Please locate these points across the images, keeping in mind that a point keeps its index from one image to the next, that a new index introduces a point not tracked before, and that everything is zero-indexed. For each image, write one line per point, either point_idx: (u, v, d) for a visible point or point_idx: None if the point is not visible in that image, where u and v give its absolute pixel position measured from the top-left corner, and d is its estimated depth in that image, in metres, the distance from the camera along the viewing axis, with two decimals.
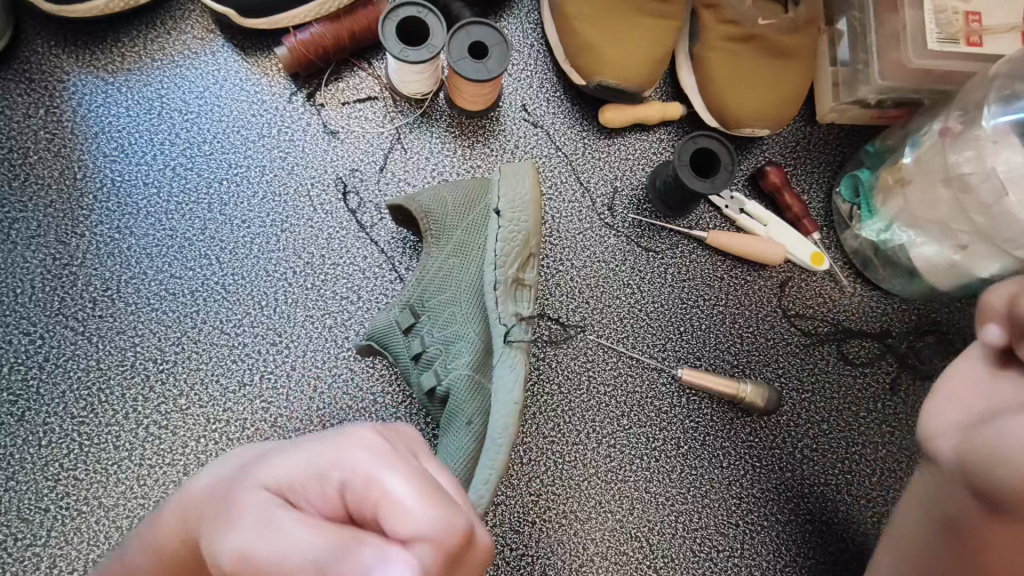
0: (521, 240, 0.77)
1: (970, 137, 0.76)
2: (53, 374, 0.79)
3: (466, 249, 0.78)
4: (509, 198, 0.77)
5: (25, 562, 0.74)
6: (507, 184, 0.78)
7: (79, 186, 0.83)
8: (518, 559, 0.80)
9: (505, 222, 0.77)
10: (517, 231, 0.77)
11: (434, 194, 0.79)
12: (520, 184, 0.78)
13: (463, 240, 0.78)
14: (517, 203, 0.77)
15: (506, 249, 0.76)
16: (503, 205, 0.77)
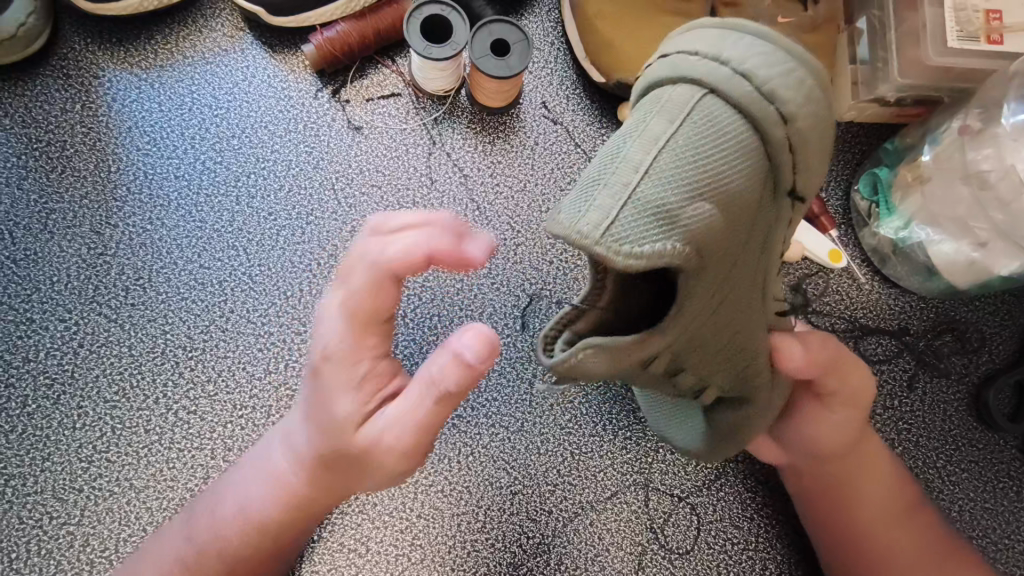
0: (812, 165, 0.63)
1: (989, 134, 0.77)
2: (87, 359, 0.81)
3: (704, 149, 0.58)
4: (796, 79, 0.60)
5: (59, 539, 0.77)
6: (750, 69, 0.59)
7: (114, 178, 0.86)
8: (535, 547, 0.81)
9: (802, 144, 0.61)
10: (816, 135, 0.62)
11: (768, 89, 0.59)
12: (776, 59, 0.60)
13: (750, 196, 0.61)
14: (795, 104, 0.60)
15: (808, 176, 0.64)
16: (788, 107, 0.59)
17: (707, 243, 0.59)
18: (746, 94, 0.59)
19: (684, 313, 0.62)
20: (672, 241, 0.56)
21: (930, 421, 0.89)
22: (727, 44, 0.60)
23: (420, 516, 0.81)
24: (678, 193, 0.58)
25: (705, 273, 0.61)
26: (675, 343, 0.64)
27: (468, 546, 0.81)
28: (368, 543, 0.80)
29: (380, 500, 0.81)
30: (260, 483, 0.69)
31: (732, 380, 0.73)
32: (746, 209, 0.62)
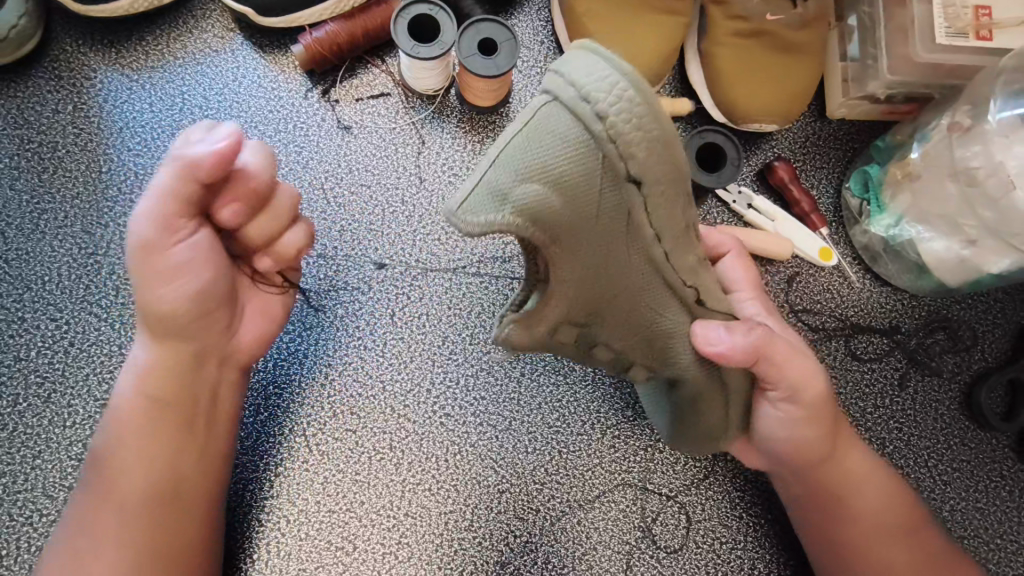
0: (671, 204, 0.58)
1: (977, 132, 0.76)
2: (78, 358, 0.82)
3: (556, 144, 0.55)
4: (620, 105, 0.53)
5: (50, 537, 0.78)
6: (601, 89, 0.53)
7: (104, 179, 0.86)
8: (522, 546, 0.81)
9: (650, 186, 0.56)
10: (663, 182, 0.56)
11: (587, 76, 0.53)
12: (620, 85, 0.53)
13: (601, 206, 0.57)
14: (638, 129, 0.53)
15: (652, 211, 0.58)
16: (603, 104, 0.53)
17: (548, 228, 0.58)
18: (605, 104, 0.53)
19: (582, 283, 0.64)
20: (501, 222, 0.56)
21: (922, 419, 0.88)
22: (593, 69, 0.53)
23: (407, 514, 0.81)
24: (512, 175, 0.56)
25: (567, 249, 0.60)
26: (577, 307, 0.67)
27: (455, 545, 0.81)
28: (355, 540, 0.80)
29: (367, 498, 0.81)
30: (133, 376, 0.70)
31: (655, 353, 0.70)
32: (615, 213, 0.58)
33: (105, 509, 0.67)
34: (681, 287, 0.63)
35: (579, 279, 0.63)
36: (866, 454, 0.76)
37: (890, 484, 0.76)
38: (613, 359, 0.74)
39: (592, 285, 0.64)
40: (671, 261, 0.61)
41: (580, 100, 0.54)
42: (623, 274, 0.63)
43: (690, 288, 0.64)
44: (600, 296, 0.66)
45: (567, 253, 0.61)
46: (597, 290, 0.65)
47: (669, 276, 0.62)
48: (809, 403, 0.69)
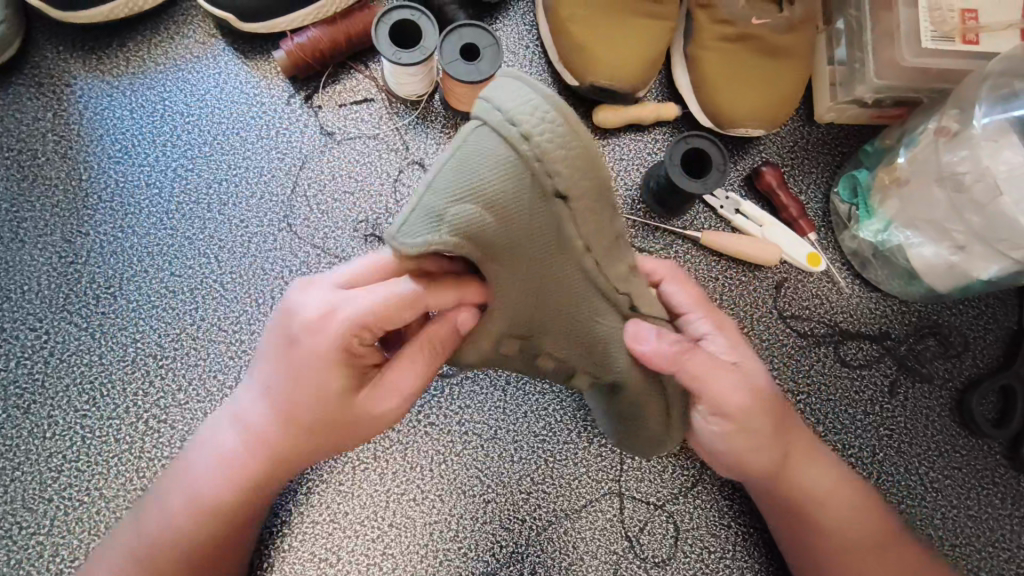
0: (600, 218, 0.59)
1: (965, 136, 0.75)
2: (58, 368, 0.81)
3: (486, 167, 0.54)
4: (547, 126, 0.53)
5: (29, 550, 0.77)
6: (526, 110, 0.53)
7: (85, 187, 0.86)
8: (508, 556, 0.80)
9: (579, 202, 0.56)
10: (591, 197, 0.57)
11: (513, 98, 0.53)
12: (543, 108, 0.53)
13: (533, 225, 0.57)
14: (565, 149, 0.53)
15: (583, 226, 0.57)
16: (528, 129, 0.52)
17: (482, 251, 0.57)
18: (530, 125, 0.53)
19: (519, 301, 0.62)
20: (434, 245, 0.54)
21: (912, 426, 0.87)
22: (516, 92, 0.53)
23: (392, 525, 0.80)
24: (445, 199, 0.54)
25: (502, 269, 0.59)
26: (515, 325, 0.65)
27: (440, 556, 0.80)
28: (338, 552, 0.79)
29: (351, 509, 0.80)
30: (246, 404, 0.68)
31: (596, 362, 0.70)
32: (547, 230, 0.57)
33: (140, 571, 0.68)
34: (613, 295, 0.64)
35: (516, 297, 0.62)
36: (819, 468, 0.74)
37: (848, 497, 0.74)
38: (558, 369, 0.74)
39: (528, 300, 0.63)
40: (602, 270, 0.62)
41: (507, 123, 0.53)
42: (556, 288, 0.62)
43: (622, 296, 0.65)
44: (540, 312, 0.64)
45: (502, 272, 0.59)
46: (534, 306, 0.64)
47: (601, 285, 0.63)
48: (746, 418, 0.67)
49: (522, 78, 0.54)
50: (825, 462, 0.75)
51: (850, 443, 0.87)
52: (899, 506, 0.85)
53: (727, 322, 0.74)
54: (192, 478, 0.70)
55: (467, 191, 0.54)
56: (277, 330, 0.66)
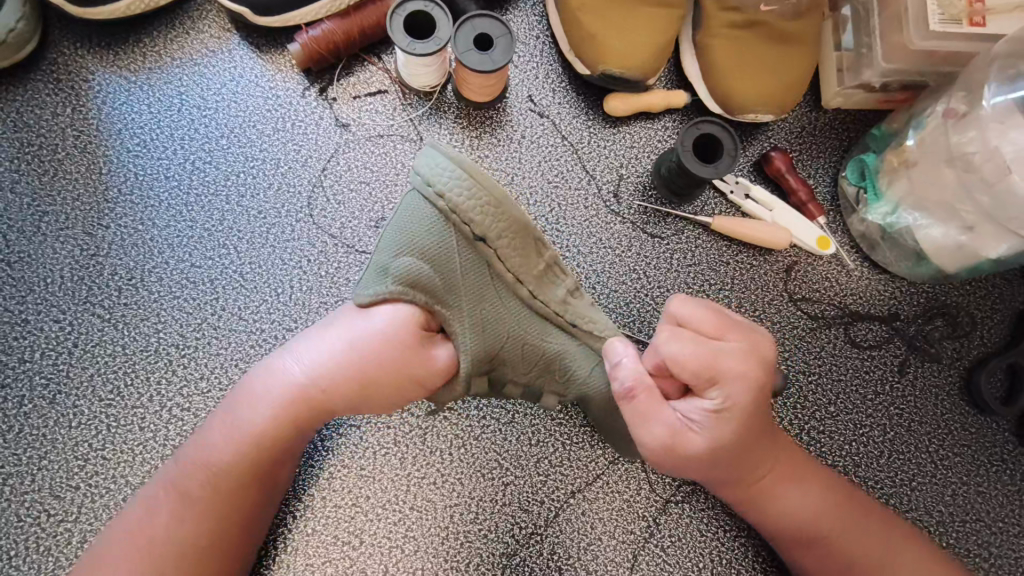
0: (523, 251, 0.70)
1: (973, 117, 0.77)
2: (82, 359, 0.82)
3: (418, 226, 0.67)
4: (459, 188, 0.65)
5: (58, 537, 0.78)
6: (441, 174, 0.65)
7: (104, 180, 0.87)
8: (528, 537, 0.82)
9: (495, 240, 0.67)
10: (506, 235, 0.68)
11: (431, 165, 0.66)
12: (451, 169, 0.65)
13: (462, 261, 0.68)
14: (473, 201, 0.65)
15: (506, 259, 0.69)
16: (444, 188, 0.65)
17: (426, 293, 0.68)
18: (445, 186, 0.65)
19: (470, 337, 0.70)
20: (384, 291, 0.67)
21: (922, 405, 0.89)
22: (431, 161, 0.66)
23: (413, 508, 0.82)
24: (391, 254, 0.68)
25: (451, 310, 0.70)
26: (476, 359, 0.71)
27: (461, 538, 0.81)
28: (361, 535, 0.81)
29: (373, 493, 0.82)
30: (315, 357, 0.69)
31: (559, 382, 0.76)
32: (476, 268, 0.69)
33: (171, 512, 0.67)
34: (555, 318, 0.73)
35: (465, 334, 0.69)
36: (774, 475, 0.72)
37: (807, 513, 0.73)
38: (527, 395, 0.78)
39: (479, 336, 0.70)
40: (535, 296, 0.72)
41: (426, 185, 0.66)
42: (500, 321, 0.71)
43: (561, 319, 0.73)
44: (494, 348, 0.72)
45: (447, 311, 0.70)
46: (487, 339, 0.71)
47: (541, 311, 0.72)
48: (667, 461, 0.68)
49: (434, 149, 0.66)
50: (807, 488, 0.74)
51: (860, 423, 0.88)
52: (910, 483, 0.87)
53: (721, 365, 0.65)
54: (237, 420, 0.69)
55: (408, 243, 0.67)
56: (348, 330, 0.69)
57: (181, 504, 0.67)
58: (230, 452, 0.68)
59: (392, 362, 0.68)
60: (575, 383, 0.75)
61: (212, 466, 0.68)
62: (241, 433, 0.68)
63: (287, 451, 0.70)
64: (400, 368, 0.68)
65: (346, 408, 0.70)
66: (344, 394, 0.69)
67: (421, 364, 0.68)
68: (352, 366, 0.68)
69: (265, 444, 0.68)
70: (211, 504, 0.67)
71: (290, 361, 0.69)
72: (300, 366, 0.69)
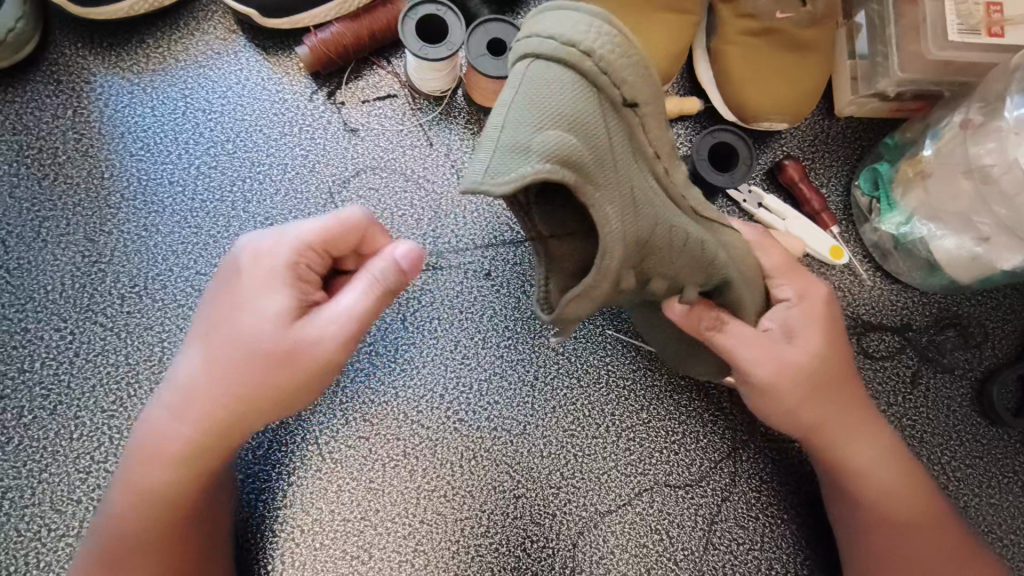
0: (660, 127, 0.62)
1: (992, 128, 0.78)
2: (83, 368, 0.80)
3: (552, 95, 0.55)
4: (601, 37, 0.55)
5: (58, 552, 0.76)
6: (585, 30, 0.55)
7: (107, 185, 0.85)
8: (540, 551, 0.81)
9: (644, 108, 0.59)
10: (650, 106, 0.60)
11: (569, 25, 0.55)
12: (596, 25, 0.56)
13: (608, 135, 0.57)
14: (629, 60, 0.57)
15: (650, 130, 0.61)
16: (594, 46, 0.55)
17: (572, 167, 0.55)
18: (590, 41, 0.55)
19: (629, 216, 0.59)
20: (532, 171, 0.53)
21: (934, 416, 0.88)
22: (563, 17, 0.56)
23: (423, 521, 0.80)
24: (523, 132, 0.54)
25: (599, 191, 0.56)
26: (633, 241, 0.60)
27: (472, 551, 0.80)
28: (370, 549, 0.79)
29: (382, 506, 0.80)
30: (194, 358, 0.67)
31: (703, 271, 0.67)
32: (625, 140, 0.59)
33: (124, 520, 0.69)
34: (683, 201, 0.65)
35: (622, 213, 0.58)
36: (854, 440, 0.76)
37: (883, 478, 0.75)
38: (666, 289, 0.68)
39: (632, 219, 0.59)
40: (669, 175, 0.64)
41: (565, 43, 0.55)
42: (650, 200, 0.61)
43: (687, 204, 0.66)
44: (647, 234, 0.62)
45: (599, 193, 0.56)
46: (640, 219, 0.60)
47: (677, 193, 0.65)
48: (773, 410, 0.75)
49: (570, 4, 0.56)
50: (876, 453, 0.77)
51: None
52: None
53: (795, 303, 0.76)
54: (162, 427, 0.68)
55: (550, 117, 0.54)
56: (225, 323, 0.65)
57: (126, 517, 0.69)
58: (156, 462, 0.68)
59: (280, 349, 0.64)
60: (719, 271, 0.68)
61: (145, 477, 0.69)
62: (165, 445, 0.68)
63: (215, 453, 0.69)
64: (292, 362, 0.64)
65: (252, 404, 0.66)
66: (252, 390, 0.65)
67: (319, 347, 0.64)
68: (246, 364, 0.64)
69: (185, 455, 0.68)
70: (148, 515, 0.69)
71: (188, 360, 0.67)
72: (197, 363, 0.67)
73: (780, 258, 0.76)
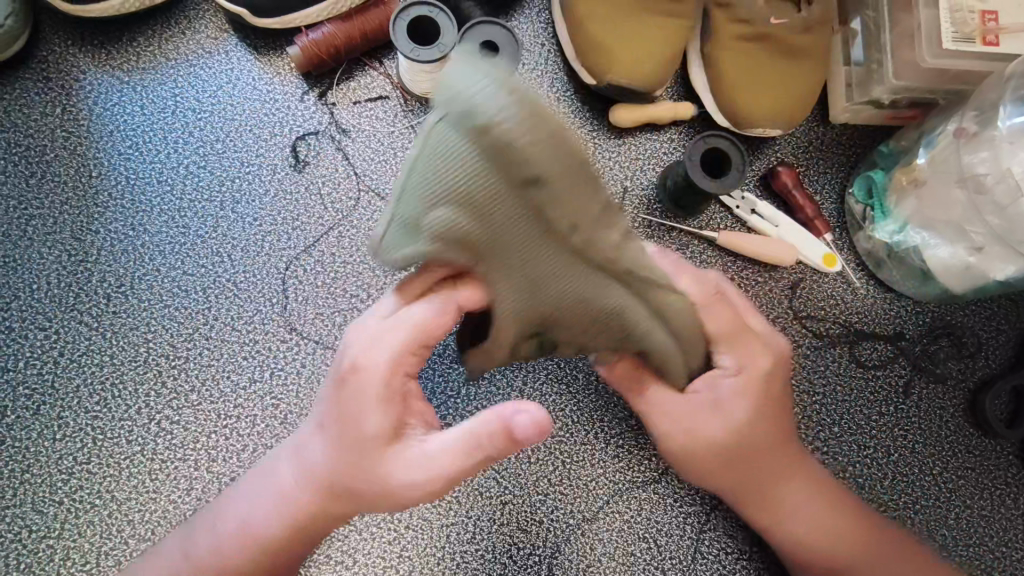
0: (579, 192, 0.51)
1: (985, 138, 0.77)
2: (67, 367, 0.80)
3: (436, 160, 0.51)
4: (501, 109, 0.47)
5: (39, 553, 0.75)
6: (483, 93, 0.47)
7: (95, 184, 0.84)
8: (526, 558, 0.80)
9: (556, 179, 0.50)
10: (570, 172, 0.50)
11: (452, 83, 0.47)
12: (495, 91, 0.47)
13: (491, 199, 0.51)
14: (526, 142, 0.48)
15: (563, 203, 0.51)
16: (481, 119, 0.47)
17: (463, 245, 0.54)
18: (490, 115, 0.47)
19: (517, 293, 0.57)
20: (417, 249, 0.54)
21: (927, 427, 0.88)
22: (467, 76, 0.47)
23: (409, 527, 0.80)
24: (419, 200, 0.53)
25: (491, 265, 0.55)
26: (529, 317, 0.58)
27: (457, 558, 0.79)
28: (355, 555, 0.78)
29: (367, 511, 0.79)
30: None
31: (621, 332, 0.60)
32: (522, 215, 0.52)
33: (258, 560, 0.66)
34: (605, 270, 0.56)
35: (513, 291, 0.56)
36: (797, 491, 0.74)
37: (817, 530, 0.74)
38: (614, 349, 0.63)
39: (532, 293, 0.57)
40: (593, 246, 0.54)
41: (465, 117, 0.48)
42: (555, 274, 0.55)
43: (620, 269, 0.56)
44: (563, 302, 0.57)
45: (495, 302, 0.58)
46: (538, 299, 0.57)
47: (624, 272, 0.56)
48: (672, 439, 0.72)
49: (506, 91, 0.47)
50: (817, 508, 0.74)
51: (865, 444, 0.87)
52: (913, 507, 0.86)
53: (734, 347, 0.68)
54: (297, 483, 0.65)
55: (432, 145, 0.50)
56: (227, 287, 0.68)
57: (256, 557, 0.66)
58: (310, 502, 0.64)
59: None
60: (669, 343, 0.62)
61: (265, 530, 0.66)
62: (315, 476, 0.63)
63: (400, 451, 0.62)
64: None
65: None
66: None
67: None
68: None
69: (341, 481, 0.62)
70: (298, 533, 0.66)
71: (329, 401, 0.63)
72: None
73: (729, 321, 0.67)
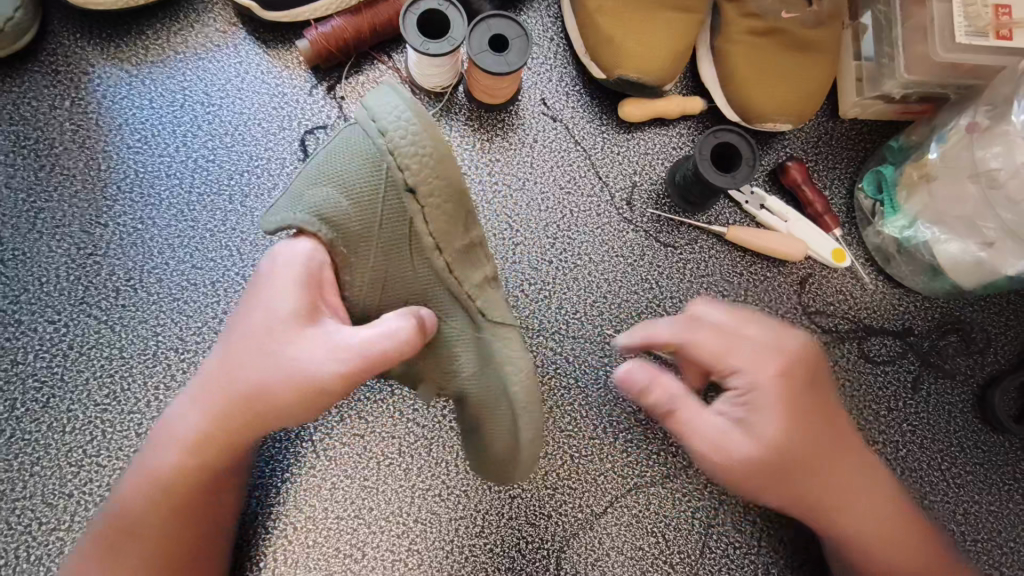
0: (453, 218, 0.66)
1: (999, 132, 0.76)
2: (77, 360, 0.80)
3: (358, 155, 0.65)
4: (399, 126, 0.62)
5: (49, 545, 0.75)
6: (388, 113, 0.63)
7: (104, 177, 0.84)
8: (534, 552, 0.80)
9: (428, 196, 0.63)
10: (443, 196, 0.64)
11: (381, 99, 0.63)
12: (407, 117, 0.63)
13: (383, 212, 0.65)
14: (414, 148, 0.62)
15: (433, 221, 0.65)
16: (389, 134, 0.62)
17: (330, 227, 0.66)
18: (390, 128, 0.63)
19: (373, 291, 0.69)
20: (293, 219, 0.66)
21: (935, 422, 0.88)
22: (382, 99, 0.63)
23: (418, 520, 0.80)
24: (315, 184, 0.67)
25: (352, 257, 0.68)
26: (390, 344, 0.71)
27: (466, 552, 0.79)
28: (363, 548, 0.78)
29: (376, 505, 0.79)
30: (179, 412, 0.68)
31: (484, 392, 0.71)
32: (398, 225, 0.66)
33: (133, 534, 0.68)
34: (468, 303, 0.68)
35: (367, 288, 0.69)
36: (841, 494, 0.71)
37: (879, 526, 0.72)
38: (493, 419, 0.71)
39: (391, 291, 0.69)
40: (454, 273, 0.67)
41: (373, 126, 0.64)
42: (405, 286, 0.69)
43: (466, 300, 0.68)
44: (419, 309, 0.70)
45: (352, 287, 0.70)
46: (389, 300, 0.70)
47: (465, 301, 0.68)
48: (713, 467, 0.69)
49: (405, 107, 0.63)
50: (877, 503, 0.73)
51: (873, 439, 0.87)
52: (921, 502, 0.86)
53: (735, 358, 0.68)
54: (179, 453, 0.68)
55: (338, 152, 0.66)
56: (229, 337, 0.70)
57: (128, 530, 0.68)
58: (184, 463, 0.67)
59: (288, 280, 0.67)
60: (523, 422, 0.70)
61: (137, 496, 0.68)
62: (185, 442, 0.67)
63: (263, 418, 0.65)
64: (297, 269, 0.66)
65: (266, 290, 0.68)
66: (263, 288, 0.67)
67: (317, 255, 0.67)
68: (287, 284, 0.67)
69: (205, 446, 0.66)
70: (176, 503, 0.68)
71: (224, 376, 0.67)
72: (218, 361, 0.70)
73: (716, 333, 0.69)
